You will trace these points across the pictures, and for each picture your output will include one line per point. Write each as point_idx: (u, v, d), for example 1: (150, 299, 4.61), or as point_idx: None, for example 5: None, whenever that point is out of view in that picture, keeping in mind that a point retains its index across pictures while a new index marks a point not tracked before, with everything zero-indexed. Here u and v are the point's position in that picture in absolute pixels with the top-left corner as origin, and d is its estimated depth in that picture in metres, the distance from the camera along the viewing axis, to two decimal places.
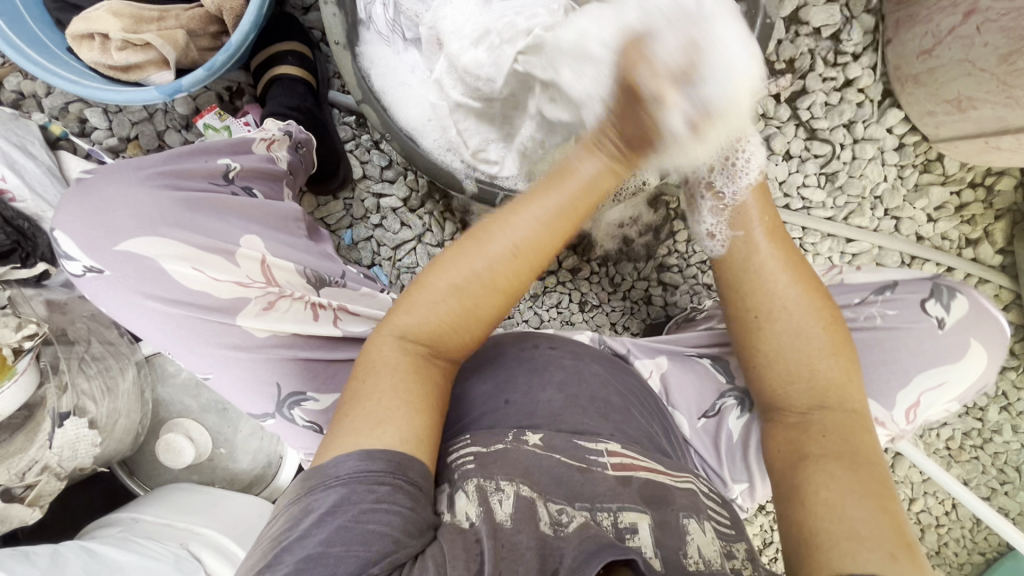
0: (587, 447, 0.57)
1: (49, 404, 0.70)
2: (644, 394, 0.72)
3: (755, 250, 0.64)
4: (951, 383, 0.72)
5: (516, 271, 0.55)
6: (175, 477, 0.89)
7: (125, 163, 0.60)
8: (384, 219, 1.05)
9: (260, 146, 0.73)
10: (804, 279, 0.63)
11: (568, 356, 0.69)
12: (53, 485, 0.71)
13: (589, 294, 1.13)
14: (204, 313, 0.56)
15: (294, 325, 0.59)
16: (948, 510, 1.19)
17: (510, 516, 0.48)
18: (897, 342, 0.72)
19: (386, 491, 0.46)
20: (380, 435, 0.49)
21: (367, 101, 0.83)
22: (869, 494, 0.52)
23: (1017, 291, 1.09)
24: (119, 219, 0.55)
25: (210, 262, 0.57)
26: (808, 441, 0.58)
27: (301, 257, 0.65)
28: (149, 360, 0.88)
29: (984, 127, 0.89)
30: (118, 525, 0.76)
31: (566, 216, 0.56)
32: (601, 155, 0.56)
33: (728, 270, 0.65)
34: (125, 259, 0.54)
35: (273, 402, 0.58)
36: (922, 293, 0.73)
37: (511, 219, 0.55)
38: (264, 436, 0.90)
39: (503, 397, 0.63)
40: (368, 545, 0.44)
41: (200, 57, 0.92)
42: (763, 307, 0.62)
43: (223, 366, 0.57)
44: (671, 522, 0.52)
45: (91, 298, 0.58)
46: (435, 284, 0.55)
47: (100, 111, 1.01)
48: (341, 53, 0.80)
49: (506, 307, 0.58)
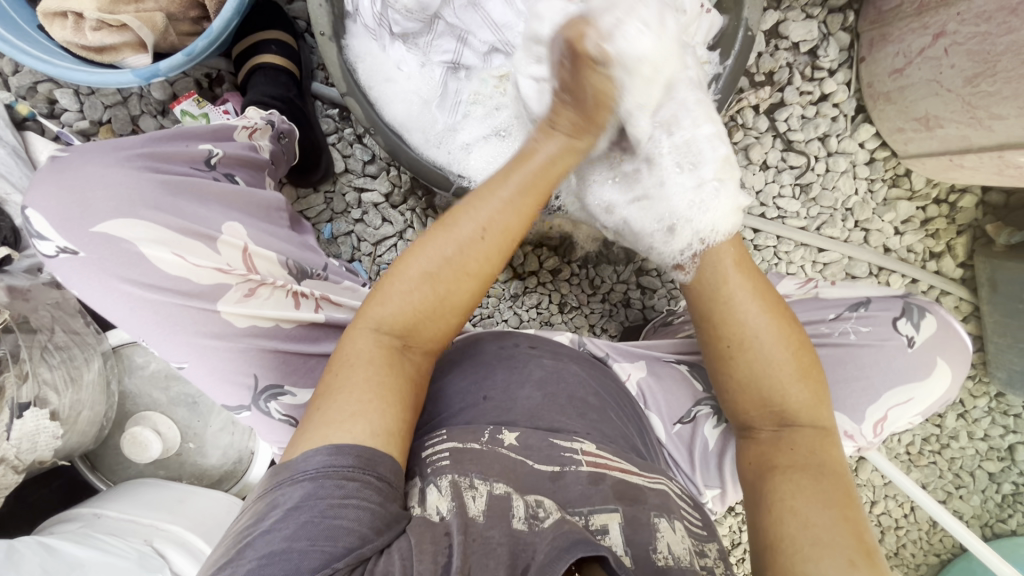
0: (561, 445, 0.59)
1: (8, 395, 0.66)
2: (621, 395, 0.72)
3: (725, 276, 0.65)
4: (917, 400, 0.74)
5: (486, 254, 0.58)
6: (141, 472, 0.86)
7: (99, 143, 0.57)
8: (365, 214, 1.07)
9: (238, 135, 0.73)
10: (768, 300, 0.63)
11: (546, 355, 0.70)
12: (11, 478, 0.68)
13: (569, 296, 1.14)
14: (185, 299, 0.53)
15: (276, 312, 0.57)
16: (907, 513, 1.24)
17: (483, 512, 0.50)
18: (871, 358, 0.74)
19: (354, 487, 0.48)
20: (350, 429, 0.51)
21: (352, 95, 0.78)
22: (832, 504, 0.54)
23: (975, 303, 1.15)
24: (95, 200, 0.52)
25: (191, 247, 0.54)
26: (775, 454, 0.60)
27: (284, 247, 0.63)
28: (116, 351, 0.85)
29: (948, 145, 0.93)
30: (78, 520, 0.73)
31: (531, 192, 0.61)
32: (560, 135, 0.63)
33: (697, 296, 0.66)
34: (101, 242, 0.51)
35: (249, 395, 0.57)
36: (895, 312, 0.76)
37: (477, 203, 0.59)
38: (235, 431, 0.87)
39: (482, 394, 0.64)
40: (335, 540, 0.45)
41: (179, 41, 0.90)
42: (736, 336, 0.62)
43: (199, 356, 0.54)
44: (642, 518, 0.53)
45: (63, 281, 0.54)
46: (407, 273, 0.57)
47: (71, 92, 1.00)
48: (326, 44, 0.76)
49: (478, 292, 0.60)
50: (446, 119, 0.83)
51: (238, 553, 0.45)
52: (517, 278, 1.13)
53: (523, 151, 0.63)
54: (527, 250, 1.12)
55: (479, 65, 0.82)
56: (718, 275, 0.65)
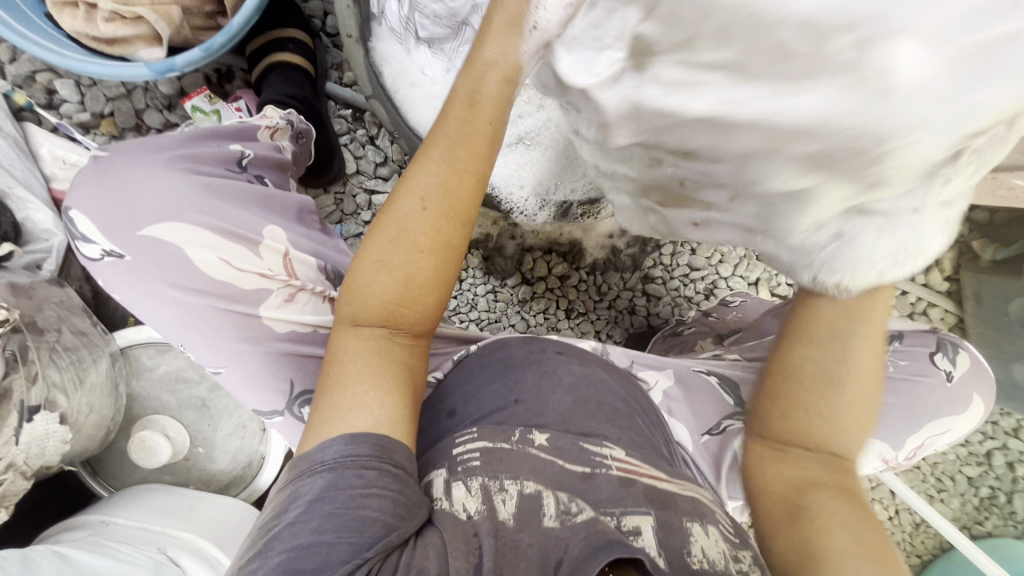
0: (591, 449, 0.59)
1: (16, 397, 0.64)
2: (645, 402, 0.73)
3: (856, 312, 0.56)
4: (953, 433, 0.73)
5: (430, 221, 0.53)
6: (145, 478, 0.83)
7: (141, 143, 0.57)
8: (375, 217, 1.05)
9: (262, 134, 0.71)
10: (874, 332, 0.56)
11: (575, 361, 0.71)
12: (20, 484, 0.66)
13: (576, 302, 1.15)
14: (229, 304, 0.53)
15: (316, 318, 0.57)
16: (892, 516, 1.29)
17: (513, 514, 0.50)
18: (914, 392, 0.71)
19: (373, 476, 0.48)
20: (355, 419, 0.51)
21: (379, 97, 0.83)
22: (863, 522, 0.54)
23: (960, 316, 1.19)
24: (144, 203, 0.52)
25: (236, 252, 0.54)
26: (808, 469, 0.58)
27: (322, 252, 0.62)
28: (123, 353, 0.82)
29: None
30: (85, 528, 0.71)
31: (466, 140, 0.52)
32: (501, 64, 0.53)
33: (801, 321, 0.58)
34: (148, 244, 0.52)
35: (284, 399, 0.56)
36: (929, 347, 0.74)
37: (413, 170, 0.53)
38: (245, 435, 0.85)
39: (514, 397, 0.65)
40: (361, 531, 0.46)
41: (192, 36, 0.88)
42: (821, 363, 0.56)
43: (238, 362, 0.54)
44: (674, 523, 0.54)
45: (105, 284, 0.54)
46: (368, 263, 0.54)
47: (71, 83, 0.96)
48: (354, 46, 0.80)
49: (447, 262, 0.55)
50: None
51: (266, 546, 0.46)
52: (525, 283, 1.14)
53: (466, 95, 0.53)
54: (536, 256, 1.13)
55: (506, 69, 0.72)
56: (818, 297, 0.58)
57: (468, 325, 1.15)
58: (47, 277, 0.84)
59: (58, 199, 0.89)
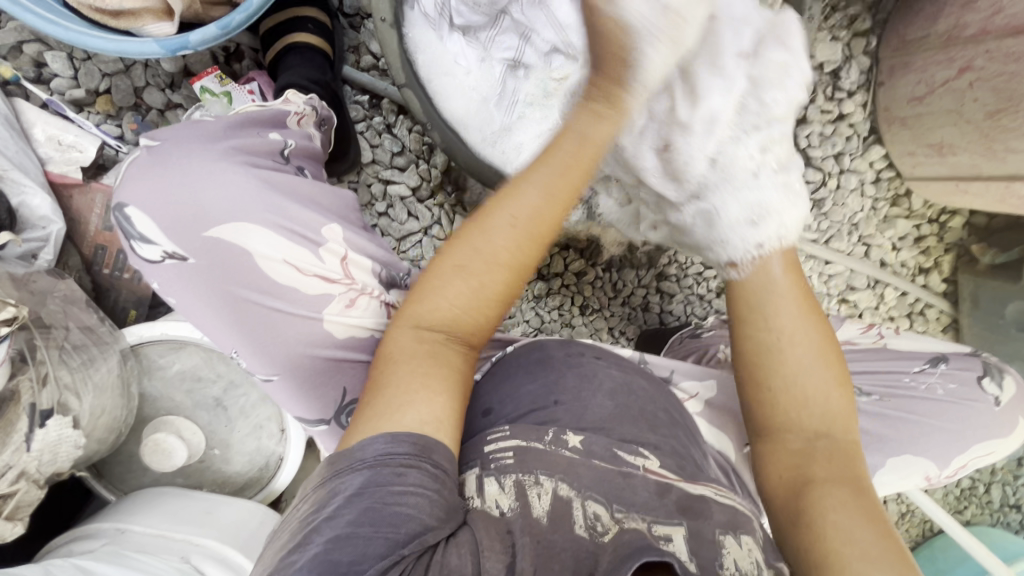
0: (623, 458, 0.55)
1: (24, 399, 0.61)
2: (682, 412, 0.67)
3: (767, 286, 0.66)
4: (994, 453, 0.75)
5: (517, 243, 0.55)
6: (156, 481, 0.79)
7: (196, 135, 0.55)
8: (390, 208, 1.01)
9: (292, 121, 0.66)
10: (816, 320, 0.63)
11: (613, 365, 0.66)
12: (33, 494, 0.62)
13: (591, 299, 1.15)
14: (295, 307, 0.53)
15: (375, 324, 0.57)
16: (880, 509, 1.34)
17: (547, 511, 0.48)
18: (964, 413, 0.73)
19: (413, 476, 0.45)
20: (400, 418, 0.48)
21: (411, 87, 0.76)
22: (871, 517, 0.53)
23: (955, 316, 1.24)
24: (209, 201, 0.51)
25: (299, 254, 0.53)
26: (811, 464, 0.58)
27: (378, 253, 0.60)
28: (134, 350, 0.77)
29: (958, 171, 0.99)
30: (100, 537, 0.67)
31: (564, 181, 0.57)
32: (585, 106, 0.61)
33: (738, 299, 0.67)
34: (215, 246, 0.51)
35: (333, 408, 0.57)
36: (978, 371, 0.75)
37: (509, 193, 0.56)
38: (263, 435, 0.82)
39: (553, 397, 0.60)
40: (396, 528, 0.43)
41: (203, 11, 0.82)
42: (774, 336, 0.62)
43: (292, 369, 0.54)
44: (705, 535, 0.49)
45: (162, 287, 0.54)
46: (444, 267, 0.55)
47: (64, 56, 0.88)
48: (386, 30, 0.73)
49: (518, 283, 0.56)
50: (502, 118, 0.81)
51: (305, 538, 0.43)
52: (541, 278, 1.13)
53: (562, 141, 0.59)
54: (552, 252, 1.11)
55: (539, 65, 0.79)
56: (763, 277, 0.67)
57: None
58: (44, 267, 0.78)
59: (53, 181, 0.83)
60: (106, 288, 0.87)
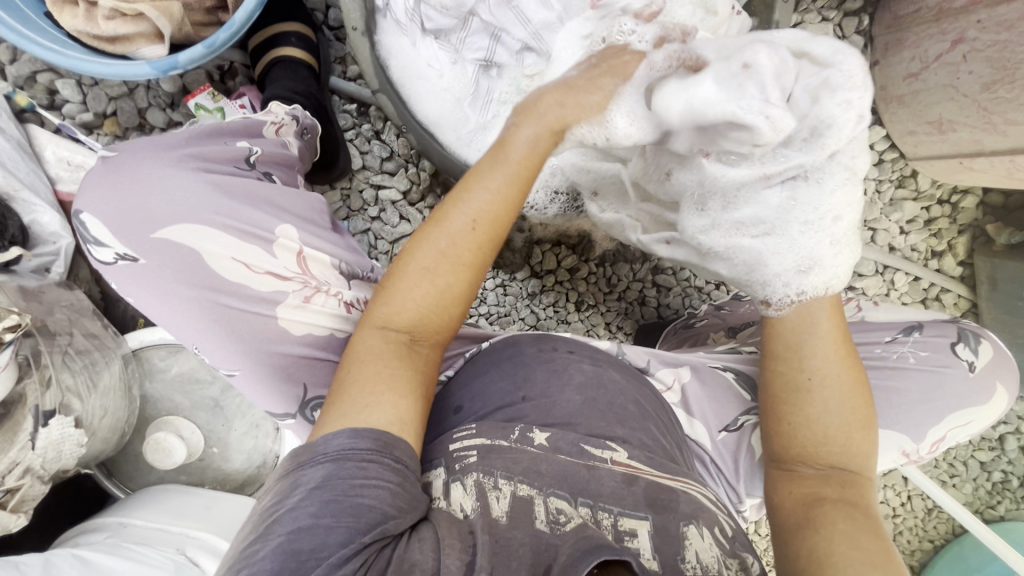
0: (590, 452, 0.54)
1: (30, 401, 0.65)
2: (661, 408, 0.66)
3: (811, 322, 0.59)
4: (974, 423, 0.72)
5: (478, 241, 0.55)
6: (161, 478, 0.84)
7: (151, 144, 0.59)
8: (382, 212, 1.03)
9: (268, 129, 0.69)
10: (852, 359, 0.58)
11: (587, 360, 0.65)
12: (38, 488, 0.66)
13: (586, 295, 1.14)
14: (248, 304, 0.56)
15: (331, 321, 0.60)
16: (903, 502, 1.26)
17: (507, 512, 0.48)
18: (957, 398, 0.70)
19: (374, 469, 0.47)
20: (366, 419, 0.49)
21: (384, 91, 0.79)
22: (877, 541, 0.51)
23: (974, 300, 1.18)
24: (158, 203, 0.54)
25: (250, 252, 0.57)
26: (817, 486, 0.56)
27: (336, 250, 0.64)
28: (136, 355, 0.82)
29: (960, 148, 0.95)
30: (105, 530, 0.70)
31: (516, 180, 0.56)
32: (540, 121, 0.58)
33: (775, 336, 0.60)
34: (163, 247, 0.54)
35: (296, 403, 0.59)
36: (951, 337, 0.72)
37: (463, 192, 0.56)
38: (259, 434, 0.85)
39: (522, 394, 0.60)
40: (357, 517, 0.44)
41: (194, 32, 0.87)
42: (814, 369, 0.57)
43: (250, 364, 0.57)
44: (671, 529, 0.49)
45: (120, 290, 0.56)
46: (410, 268, 0.54)
47: (73, 83, 0.94)
48: (359, 39, 0.75)
49: (476, 280, 0.56)
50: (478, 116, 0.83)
51: (268, 529, 0.44)
52: (535, 275, 1.13)
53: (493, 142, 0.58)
54: (544, 248, 1.12)
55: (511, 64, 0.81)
56: (802, 316, 0.59)
57: (477, 319, 1.14)
58: (56, 280, 0.84)
59: (64, 200, 0.89)
60: (115, 298, 0.92)
